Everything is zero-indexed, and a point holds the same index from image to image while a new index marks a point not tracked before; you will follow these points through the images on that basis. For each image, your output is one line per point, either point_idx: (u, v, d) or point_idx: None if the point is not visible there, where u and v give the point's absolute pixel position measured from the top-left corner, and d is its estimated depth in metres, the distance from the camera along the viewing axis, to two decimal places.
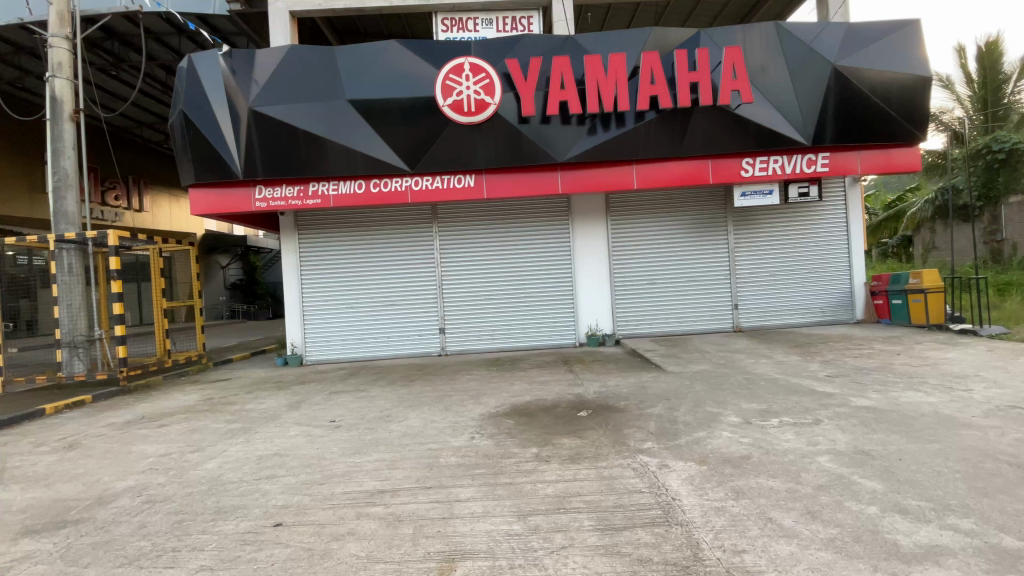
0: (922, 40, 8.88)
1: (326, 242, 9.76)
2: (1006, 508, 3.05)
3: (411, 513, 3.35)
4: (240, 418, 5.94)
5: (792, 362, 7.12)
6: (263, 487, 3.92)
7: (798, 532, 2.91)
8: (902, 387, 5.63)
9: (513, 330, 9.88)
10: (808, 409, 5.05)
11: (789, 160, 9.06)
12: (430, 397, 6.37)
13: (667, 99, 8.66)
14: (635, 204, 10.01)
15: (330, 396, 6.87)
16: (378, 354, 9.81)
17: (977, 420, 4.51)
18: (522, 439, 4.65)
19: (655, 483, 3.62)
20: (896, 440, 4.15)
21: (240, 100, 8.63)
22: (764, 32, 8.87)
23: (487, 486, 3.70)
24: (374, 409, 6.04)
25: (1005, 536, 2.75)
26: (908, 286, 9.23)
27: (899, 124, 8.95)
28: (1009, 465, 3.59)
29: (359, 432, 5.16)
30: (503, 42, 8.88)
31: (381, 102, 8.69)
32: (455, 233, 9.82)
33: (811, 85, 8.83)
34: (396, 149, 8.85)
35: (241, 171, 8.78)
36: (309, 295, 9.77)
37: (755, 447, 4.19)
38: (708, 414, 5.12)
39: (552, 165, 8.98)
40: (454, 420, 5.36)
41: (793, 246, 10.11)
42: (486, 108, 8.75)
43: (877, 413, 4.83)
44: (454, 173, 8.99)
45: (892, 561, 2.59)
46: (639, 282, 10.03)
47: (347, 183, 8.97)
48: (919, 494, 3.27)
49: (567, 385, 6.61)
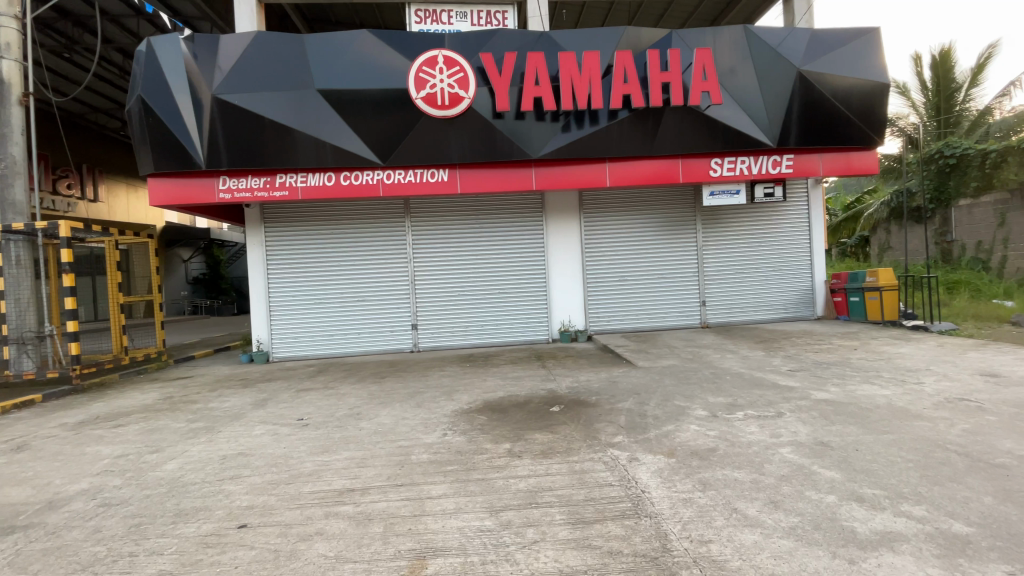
0: (880, 48, 9.24)
1: (292, 236, 9.50)
2: (955, 495, 3.22)
3: (382, 512, 3.31)
4: (203, 418, 5.74)
5: (756, 357, 7.35)
6: (226, 487, 3.80)
7: (762, 521, 3.01)
8: (858, 380, 5.91)
9: (488, 327, 9.85)
10: (771, 402, 5.22)
11: (755, 161, 9.31)
12: (403, 394, 6.31)
13: (640, 98, 8.75)
14: (608, 201, 10.12)
15: (298, 393, 6.72)
16: (347, 352, 9.64)
17: (927, 411, 4.75)
18: (495, 435, 4.65)
19: (625, 477, 3.68)
20: (853, 431, 4.34)
21: (204, 87, 8.31)
22: (733, 35, 9.07)
23: (459, 483, 3.68)
24: (344, 406, 5.94)
25: (954, 522, 2.90)
26: (865, 284, 9.57)
27: (858, 129, 9.31)
28: (958, 455, 3.79)
29: (328, 429, 5.05)
30: (477, 35, 8.80)
31: (352, 92, 8.50)
32: (429, 228, 9.71)
33: (777, 89, 9.08)
34: (367, 141, 8.66)
35: (204, 161, 8.45)
36: (276, 290, 9.51)
37: (720, 439, 4.31)
38: (677, 408, 5.23)
39: (526, 162, 8.98)
40: (426, 417, 5.31)
41: (759, 244, 10.41)
42: (459, 102, 8.65)
43: (836, 405, 5.02)
44: (427, 166, 8.87)
45: (849, 548, 2.71)
46: (611, 279, 10.14)
47: (316, 176, 8.75)
48: (874, 482, 3.43)
49: (539, 381, 6.65)
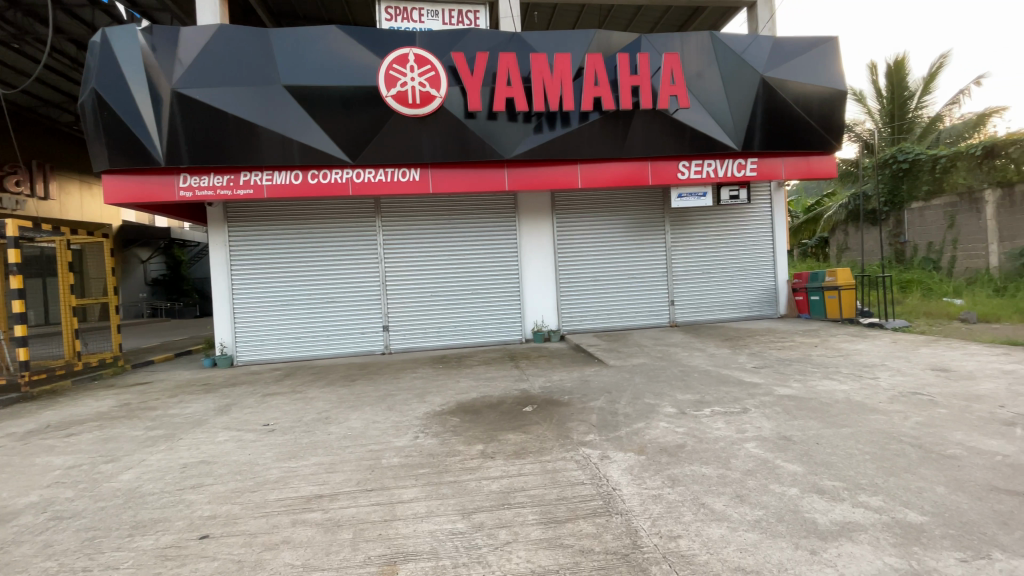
0: (838, 56, 9.62)
1: (257, 235, 9.22)
2: (909, 485, 3.37)
3: (351, 517, 3.24)
4: (162, 425, 5.51)
5: (723, 355, 7.55)
6: (187, 497, 3.65)
7: (728, 515, 3.08)
8: (818, 375, 6.14)
9: (461, 327, 9.79)
10: (736, 399, 5.36)
11: (721, 165, 9.56)
12: (373, 397, 6.21)
13: (610, 101, 8.87)
14: (580, 202, 10.21)
15: (264, 398, 6.53)
16: (316, 355, 9.42)
17: (883, 405, 4.97)
18: (468, 437, 4.62)
19: (597, 475, 3.72)
20: (814, 425, 4.51)
21: (163, 81, 7.99)
22: (700, 41, 9.29)
23: (431, 486, 3.64)
24: (312, 410, 5.80)
25: (908, 512, 3.04)
26: (824, 283, 9.97)
27: (818, 134, 9.67)
28: (912, 446, 3.97)
29: (296, 435, 4.93)
30: (448, 35, 8.75)
31: (320, 89, 8.31)
32: (400, 228, 9.59)
33: (742, 94, 9.35)
34: (336, 139, 8.49)
35: (163, 157, 8.13)
36: (240, 292, 9.22)
37: (689, 436, 4.40)
38: (647, 405, 5.32)
39: (499, 162, 8.97)
40: (398, 420, 5.23)
41: (725, 245, 10.70)
42: (431, 100, 8.56)
43: (797, 401, 5.20)
44: (398, 166, 8.76)
45: (810, 539, 2.80)
46: (583, 279, 10.24)
47: (282, 174, 8.53)
48: (833, 474, 3.57)
49: (512, 381, 6.64)
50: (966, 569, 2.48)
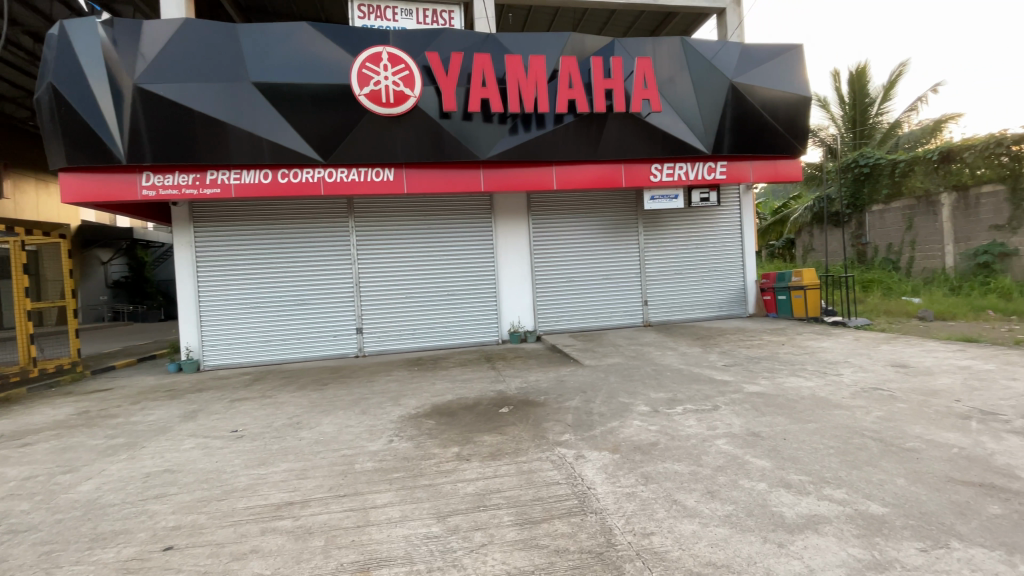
0: (803, 64, 9.94)
1: (225, 235, 8.97)
2: (871, 478, 3.50)
3: (323, 524, 3.18)
4: (124, 433, 5.30)
5: (694, 353, 7.70)
6: (151, 507, 3.52)
7: (700, 511, 3.14)
8: (786, 373, 6.32)
9: (436, 329, 9.72)
10: (708, 396, 5.48)
11: (692, 167, 9.76)
12: (346, 401, 6.11)
13: (584, 104, 8.95)
14: (555, 203, 10.27)
15: (232, 404, 6.34)
16: (287, 358, 9.22)
17: (846, 401, 5.15)
18: (443, 439, 4.59)
19: (572, 474, 3.74)
20: (781, 421, 4.64)
21: (125, 76, 7.69)
22: (671, 46, 9.46)
23: (405, 490, 3.60)
24: (282, 416, 5.67)
25: (870, 503, 3.16)
26: (791, 283, 10.30)
27: (784, 138, 9.97)
28: (873, 440, 4.13)
29: (265, 441, 4.81)
30: (422, 34, 8.68)
31: (291, 87, 8.14)
32: (374, 229, 9.46)
33: (712, 98, 9.56)
34: (307, 138, 8.32)
35: (124, 155, 7.82)
36: (207, 294, 8.95)
37: (661, 434, 4.47)
38: (621, 404, 5.39)
39: (474, 163, 8.95)
40: (371, 423, 5.16)
41: (696, 246, 10.92)
42: (405, 100, 8.47)
43: (766, 398, 5.35)
44: (372, 165, 8.65)
45: (778, 532, 2.88)
46: (558, 280, 10.30)
47: (251, 173, 8.33)
48: (800, 468, 3.68)
49: (488, 382, 6.63)
50: (925, 558, 2.58)
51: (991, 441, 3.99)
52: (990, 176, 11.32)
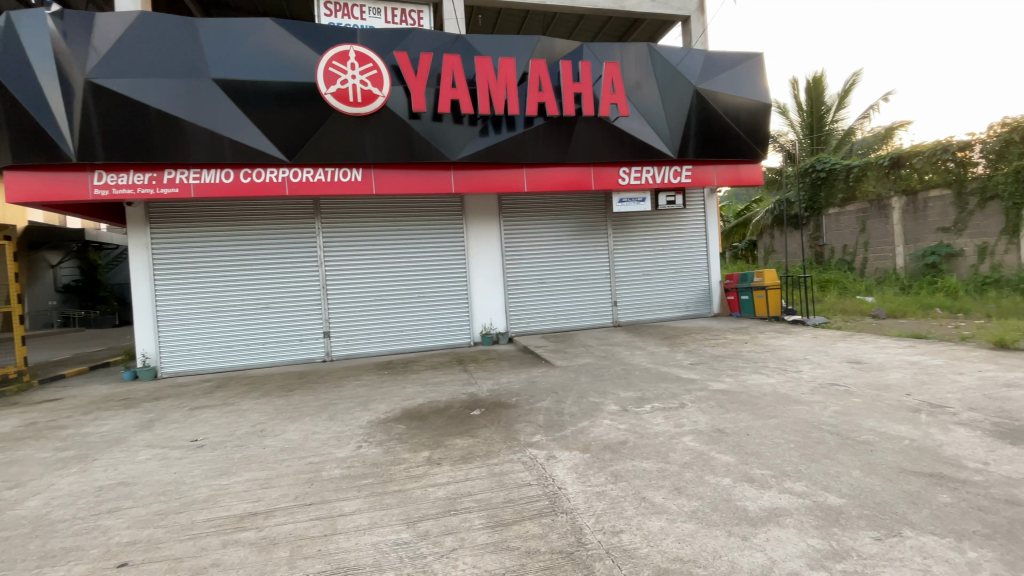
0: (763, 72, 10.29)
1: (183, 237, 8.64)
2: (829, 470, 3.65)
3: (288, 534, 3.10)
4: (75, 445, 5.03)
5: (662, 353, 7.87)
6: (104, 522, 3.35)
7: (667, 507, 3.21)
8: (749, 370, 6.52)
9: (406, 332, 9.61)
10: (675, 394, 5.60)
11: (659, 171, 9.97)
12: (313, 407, 5.97)
13: (554, 107, 9.03)
14: (525, 205, 10.31)
15: (192, 412, 6.10)
16: (250, 364, 8.94)
17: (805, 396, 5.36)
18: (413, 444, 4.54)
19: (543, 475, 3.76)
20: (745, 417, 4.78)
21: (75, 70, 7.32)
22: (638, 52, 9.65)
23: (374, 497, 3.54)
24: (246, 423, 5.49)
25: (828, 495, 3.29)
26: (753, 284, 10.62)
27: (746, 144, 10.30)
28: (831, 434, 4.30)
29: (227, 450, 4.65)
30: (391, 34, 8.58)
31: (254, 84, 7.92)
32: (341, 231, 9.28)
33: (677, 104, 9.79)
34: (272, 137, 8.11)
35: (75, 153, 7.44)
36: (165, 298, 8.60)
37: (630, 432, 4.55)
38: (591, 404, 5.45)
39: (444, 164, 8.90)
40: (339, 429, 5.06)
41: (663, 247, 11.16)
42: (373, 100, 8.35)
43: (730, 395, 5.51)
44: (339, 165, 8.49)
45: (742, 526, 2.97)
46: (529, 282, 10.34)
47: (211, 173, 8.06)
48: (762, 463, 3.80)
49: (459, 385, 6.59)
50: (880, 546, 2.70)
51: (938, 433, 4.22)
52: (936, 181, 11.93)
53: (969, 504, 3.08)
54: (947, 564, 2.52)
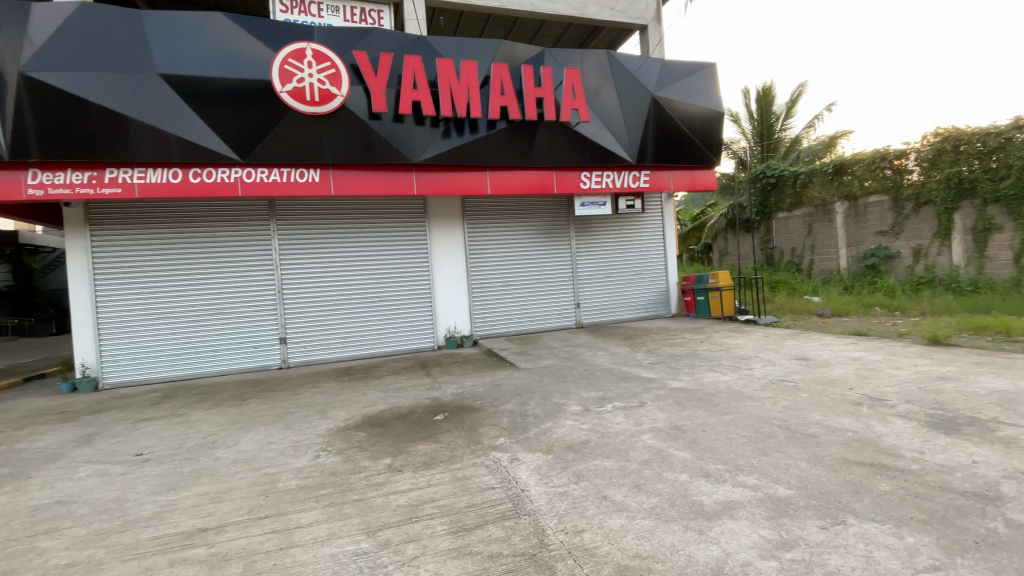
0: (716, 81, 10.69)
1: (126, 240, 8.19)
2: (779, 463, 3.82)
3: (241, 549, 2.98)
4: (4, 463, 4.67)
5: (623, 353, 8.04)
6: (38, 545, 3.13)
7: (627, 505, 3.28)
8: (705, 368, 6.75)
9: (367, 337, 9.43)
10: (635, 393, 5.74)
11: (618, 175, 10.19)
12: (269, 416, 5.77)
13: (516, 111, 9.09)
14: (488, 208, 10.31)
15: (136, 425, 5.78)
16: (201, 373, 8.55)
17: (757, 392, 5.59)
18: (374, 451, 4.46)
19: (506, 478, 3.77)
20: (701, 414, 4.94)
21: (6, 61, 6.84)
22: (598, 58, 9.84)
23: (333, 507, 3.45)
24: (196, 435, 5.25)
25: (778, 487, 3.44)
26: (709, 285, 11.00)
27: (701, 150, 10.67)
28: (780, 428, 4.51)
29: (176, 464, 4.43)
30: (350, 32, 8.43)
31: (205, 81, 7.61)
32: (297, 233, 9.02)
33: (636, 110, 10.04)
34: (224, 136, 7.80)
35: (5, 149, 6.94)
36: (106, 305, 8.12)
37: (592, 432, 4.62)
38: (554, 405, 5.50)
39: (405, 166, 8.80)
40: (296, 439, 4.91)
41: (623, 250, 11.40)
42: (331, 99, 8.15)
43: (687, 393, 5.69)
44: (296, 166, 8.25)
45: (698, 520, 3.07)
46: (493, 284, 10.34)
47: (157, 172, 7.66)
48: (717, 458, 3.94)
49: (422, 390, 6.52)
50: (825, 535, 2.85)
51: (879, 424, 4.49)
52: (876, 188, 12.71)
53: (907, 492, 3.29)
54: (887, 549, 2.68)
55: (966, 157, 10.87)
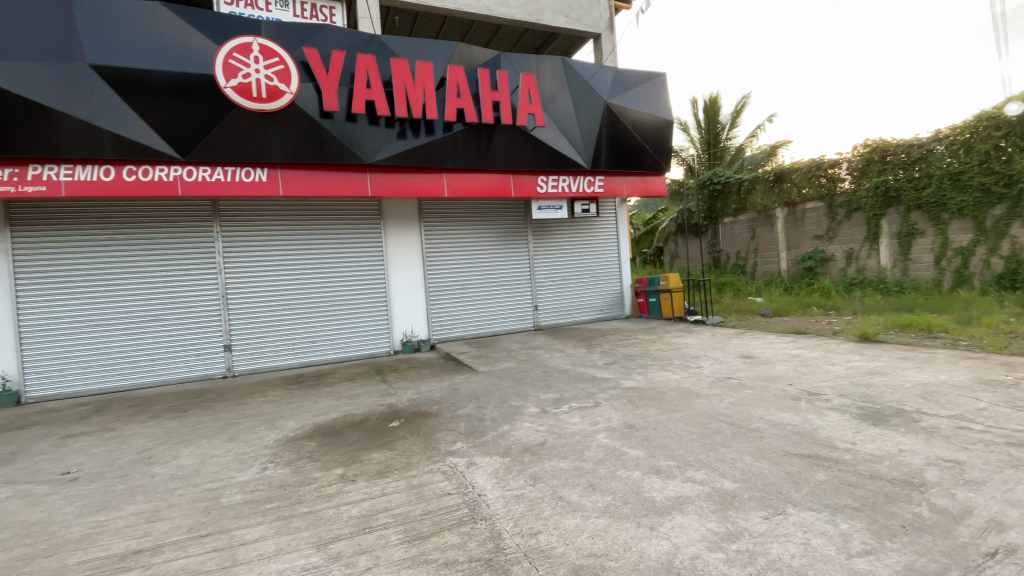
0: (666, 90, 11.09)
1: (50, 242, 7.57)
2: (725, 457, 3.99)
3: (180, 571, 2.81)
4: None
5: (580, 354, 8.17)
6: None
7: (582, 505, 3.33)
8: (657, 368, 6.97)
9: (319, 343, 9.14)
10: (590, 394, 5.84)
11: (574, 180, 10.37)
12: (212, 428, 5.48)
13: (472, 113, 9.08)
14: (444, 211, 10.22)
15: (62, 441, 5.34)
16: (136, 384, 8.01)
17: (705, 390, 5.82)
18: (325, 461, 4.32)
19: (463, 483, 3.74)
20: (653, 413, 5.09)
21: None
22: (554, 64, 9.99)
23: (281, 521, 3.32)
24: (131, 450, 4.91)
25: (724, 480, 3.59)
26: (660, 287, 11.37)
27: (652, 157, 11.03)
28: (727, 424, 4.71)
29: (108, 482, 4.13)
30: (300, 28, 8.18)
31: (142, 73, 7.17)
32: (243, 235, 8.64)
33: (590, 116, 10.26)
34: (163, 132, 7.37)
35: None
36: (28, 312, 7.49)
37: (549, 433, 4.67)
38: (512, 408, 5.52)
39: (359, 166, 8.59)
40: (242, 451, 4.68)
41: (579, 253, 11.61)
42: (280, 96, 7.88)
43: (640, 392, 5.85)
44: (241, 165, 7.91)
45: (649, 516, 3.16)
46: (450, 287, 10.26)
47: (87, 169, 7.13)
48: (668, 455, 4.07)
49: (377, 396, 6.38)
50: (767, 525, 3.00)
51: (816, 418, 4.77)
52: (812, 195, 13.52)
53: (841, 481, 3.51)
54: (824, 536, 2.85)
55: (892, 167, 11.70)
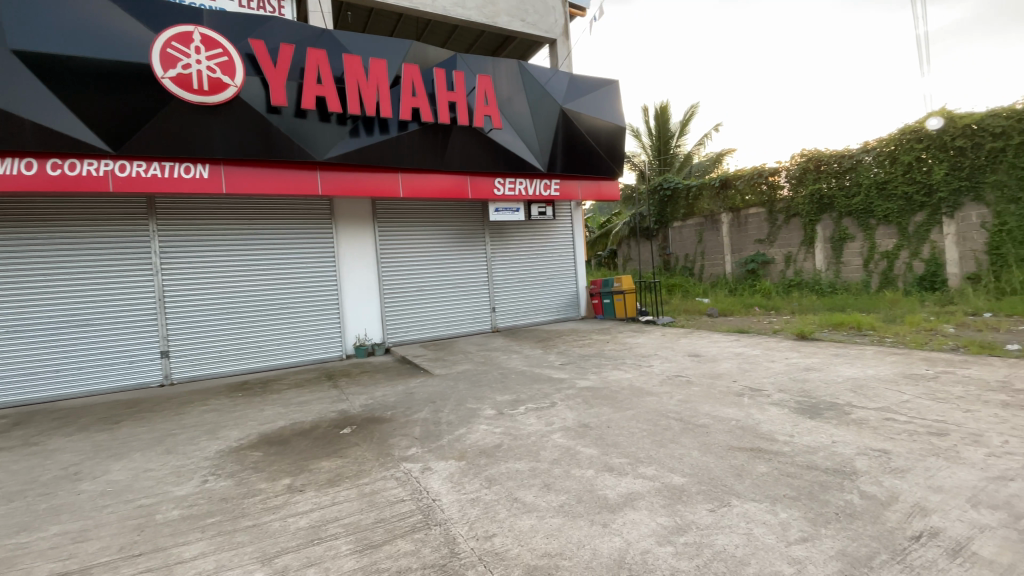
0: (619, 97, 11.39)
1: None
2: (675, 453, 4.13)
3: None
4: None
5: (536, 355, 8.24)
6: None
7: (537, 505, 3.35)
8: (610, 367, 7.13)
9: (267, 348, 8.76)
10: (546, 394, 5.90)
11: (530, 183, 10.45)
12: (147, 440, 5.13)
13: (428, 113, 8.98)
14: (399, 211, 10.05)
15: None
16: (59, 394, 7.38)
17: (655, 388, 6.01)
18: (272, 472, 4.14)
19: (417, 489, 3.69)
20: (607, 411, 5.20)
21: None
22: (510, 67, 10.04)
23: (222, 536, 3.15)
24: (53, 467, 4.52)
25: (673, 476, 3.72)
26: (614, 288, 11.63)
27: (606, 162, 11.29)
28: (676, 420, 4.87)
29: (25, 502, 3.78)
30: (246, 19, 7.83)
31: (67, 58, 6.63)
32: (182, 235, 8.16)
33: (546, 119, 10.38)
34: (92, 123, 6.85)
35: None
36: None
37: (505, 435, 4.67)
38: (468, 411, 5.49)
39: (309, 164, 8.31)
40: (180, 464, 4.41)
41: (535, 255, 11.71)
42: (224, 89, 7.51)
43: (594, 391, 5.96)
44: (180, 160, 7.48)
45: (602, 513, 3.22)
46: (405, 289, 10.09)
47: (4, 162, 6.52)
48: (620, 452, 4.17)
49: (329, 402, 6.18)
50: (713, 517, 3.13)
51: (757, 412, 5.02)
52: (755, 201, 14.25)
53: (780, 472, 3.71)
54: (765, 526, 3.00)
55: (825, 176, 12.51)
